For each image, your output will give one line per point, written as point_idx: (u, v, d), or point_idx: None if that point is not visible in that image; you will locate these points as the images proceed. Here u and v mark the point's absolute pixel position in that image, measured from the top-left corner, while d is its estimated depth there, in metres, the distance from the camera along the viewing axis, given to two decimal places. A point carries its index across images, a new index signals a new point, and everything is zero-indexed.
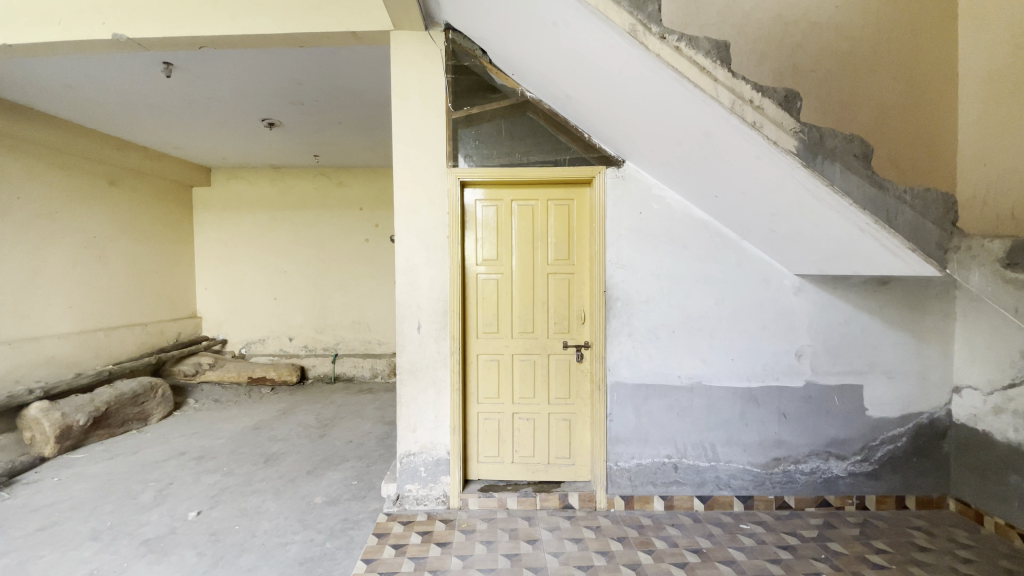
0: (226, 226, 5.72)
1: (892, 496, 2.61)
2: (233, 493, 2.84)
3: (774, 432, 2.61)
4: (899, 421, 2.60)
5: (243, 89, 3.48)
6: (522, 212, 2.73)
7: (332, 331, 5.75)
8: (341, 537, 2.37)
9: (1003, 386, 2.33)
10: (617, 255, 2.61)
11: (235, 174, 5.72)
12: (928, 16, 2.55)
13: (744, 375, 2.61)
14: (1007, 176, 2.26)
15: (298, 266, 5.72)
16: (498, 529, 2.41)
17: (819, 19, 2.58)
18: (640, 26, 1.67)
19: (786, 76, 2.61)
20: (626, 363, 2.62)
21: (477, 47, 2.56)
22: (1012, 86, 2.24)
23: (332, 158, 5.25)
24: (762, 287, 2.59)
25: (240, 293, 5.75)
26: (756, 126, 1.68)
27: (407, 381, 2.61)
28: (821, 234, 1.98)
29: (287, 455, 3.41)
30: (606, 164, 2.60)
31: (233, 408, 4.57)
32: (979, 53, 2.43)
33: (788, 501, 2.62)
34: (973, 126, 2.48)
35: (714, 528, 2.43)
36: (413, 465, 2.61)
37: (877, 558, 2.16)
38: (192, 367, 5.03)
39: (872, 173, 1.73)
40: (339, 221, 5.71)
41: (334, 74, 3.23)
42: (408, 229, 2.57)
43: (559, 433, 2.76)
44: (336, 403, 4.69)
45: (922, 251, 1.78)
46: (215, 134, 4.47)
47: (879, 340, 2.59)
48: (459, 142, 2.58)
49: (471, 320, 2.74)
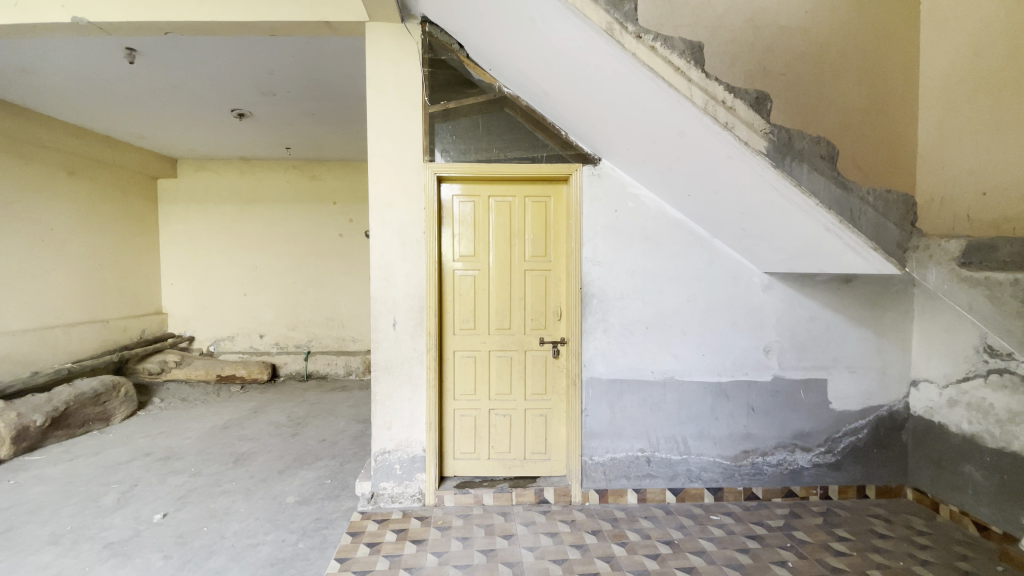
0: (194, 219, 5.54)
1: (854, 485, 2.72)
2: (201, 494, 2.76)
3: (743, 425, 2.69)
4: (860, 414, 2.71)
5: (211, 78, 3.37)
6: (499, 208, 2.72)
7: (304, 328, 5.64)
8: (313, 537, 2.33)
9: (958, 379, 2.45)
10: (593, 253, 2.63)
11: (203, 165, 5.53)
12: (891, 23, 2.64)
13: (715, 370, 2.67)
14: (963, 177, 2.38)
15: (269, 261, 5.58)
16: (473, 525, 2.41)
17: (789, 24, 2.64)
18: (617, 24, 1.69)
19: (757, 78, 2.66)
20: (601, 359, 2.66)
21: (455, 41, 2.54)
22: (970, 92, 2.35)
23: (305, 150, 5.13)
24: (732, 283, 2.65)
25: (208, 289, 5.58)
26: (728, 127, 1.72)
27: (381, 378, 2.57)
28: (790, 233, 2.03)
29: (257, 455, 3.33)
30: (583, 162, 2.62)
31: (201, 408, 4.43)
32: (939, 61, 2.54)
33: (756, 492, 2.70)
34: (931, 131, 2.60)
35: (685, 519, 2.49)
36: (388, 463, 2.58)
37: (839, 546, 2.24)
38: (156, 365, 4.89)
39: (837, 174, 1.79)
40: (312, 215, 5.59)
41: (308, 65, 3.16)
42: (384, 224, 2.53)
43: (535, 429, 2.78)
44: (309, 401, 4.59)
45: (883, 251, 1.82)
46: (181, 123, 4.30)
47: (843, 336, 2.68)
48: (435, 136, 2.55)
49: (447, 317, 2.72)
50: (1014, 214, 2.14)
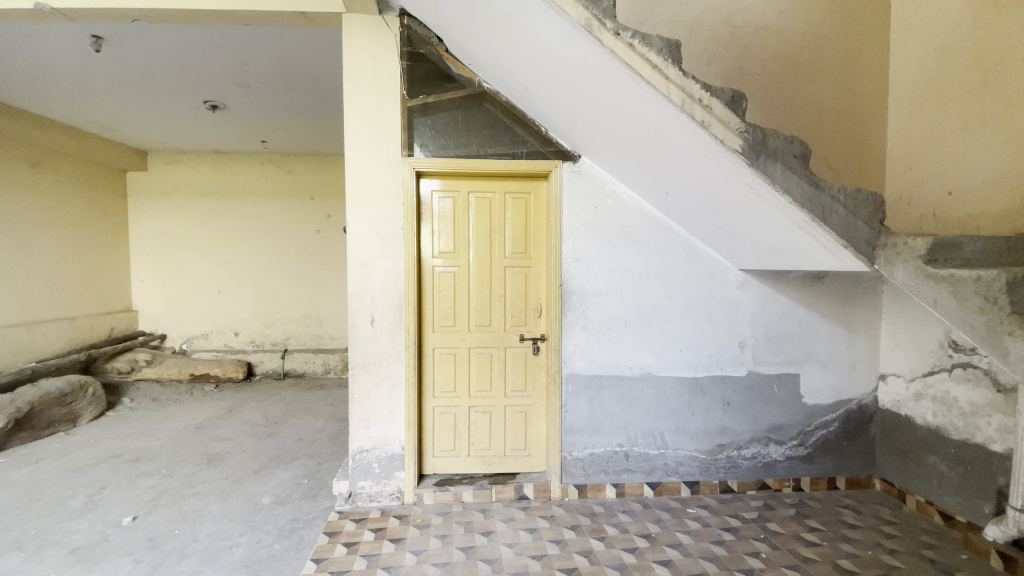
0: (165, 214, 5.38)
1: (825, 477, 2.79)
2: (173, 497, 2.69)
3: (719, 419, 2.73)
4: (832, 407, 2.78)
5: (182, 69, 3.26)
6: (479, 205, 2.71)
7: (280, 326, 5.53)
8: (289, 538, 2.29)
9: (923, 373, 2.53)
10: (572, 250, 2.64)
11: (174, 159, 5.38)
12: (863, 26, 2.71)
13: (692, 366, 2.71)
14: (930, 178, 2.46)
15: (244, 257, 5.46)
16: (453, 523, 2.40)
17: (765, 24, 2.67)
18: (595, 21, 1.68)
19: (734, 78, 2.69)
20: (581, 355, 2.67)
21: (434, 34, 2.51)
22: (937, 94, 2.42)
23: (281, 144, 5.03)
24: (709, 280, 2.69)
25: (180, 286, 5.43)
26: (704, 125, 1.74)
27: (359, 376, 2.54)
28: (764, 229, 2.06)
29: (231, 455, 3.26)
30: (562, 159, 2.62)
31: (173, 408, 4.32)
32: (908, 64, 2.61)
33: (731, 485, 2.75)
34: (900, 131, 2.67)
35: (663, 513, 2.52)
36: (366, 461, 2.56)
37: (810, 536, 2.30)
38: (126, 365, 4.73)
39: (809, 173, 1.81)
40: (288, 211, 5.48)
41: (283, 56, 3.09)
42: (361, 219, 2.49)
43: (514, 426, 2.78)
44: (286, 400, 4.51)
45: (853, 249, 1.83)
46: (151, 115, 4.17)
47: (815, 332, 2.75)
48: (414, 131, 2.52)
49: (427, 314, 2.70)
50: (978, 213, 2.21)
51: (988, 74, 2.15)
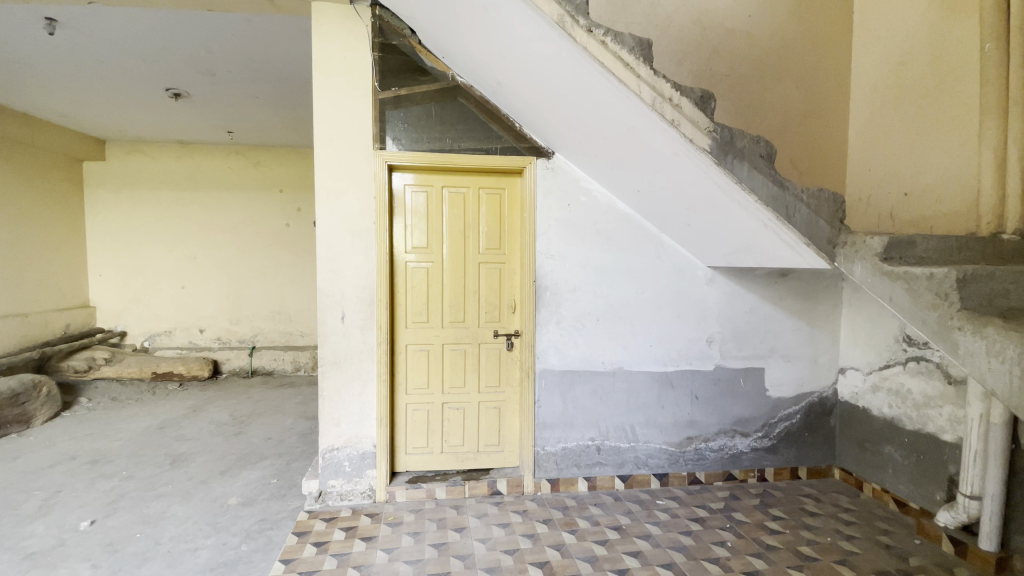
0: (124, 206, 5.16)
1: (788, 468, 2.89)
2: (133, 499, 2.59)
3: (687, 412, 2.79)
4: (794, 400, 2.88)
5: (142, 55, 3.13)
6: (452, 200, 2.69)
7: (247, 323, 5.38)
8: (257, 539, 2.24)
9: (880, 367, 2.64)
10: (546, 246, 2.65)
11: (134, 148, 5.15)
12: (827, 31, 2.79)
13: (662, 360, 2.76)
14: (888, 179, 2.57)
15: (209, 252, 5.28)
16: (425, 519, 2.39)
17: (735, 26, 2.72)
18: (568, 17, 1.69)
19: (705, 78, 2.73)
20: (554, 351, 2.69)
21: (407, 26, 2.47)
22: (896, 98, 2.52)
23: (248, 135, 4.88)
24: (679, 277, 2.74)
25: (141, 281, 5.22)
26: (674, 124, 1.76)
27: (329, 373, 2.49)
28: (731, 227, 2.11)
29: (196, 455, 3.16)
30: (536, 155, 2.62)
31: (134, 407, 4.16)
32: (869, 69, 2.71)
33: (699, 477, 2.82)
34: (860, 134, 2.78)
35: (633, 505, 2.57)
36: (336, 460, 2.52)
37: (773, 524, 2.38)
38: (84, 363, 4.53)
39: (774, 173, 1.84)
40: (256, 203, 5.32)
41: (250, 44, 3.00)
42: (331, 213, 2.44)
43: (488, 421, 2.78)
44: (254, 398, 4.40)
45: (815, 247, 1.87)
46: (108, 102, 3.97)
47: (779, 327, 2.83)
48: (386, 123, 2.47)
49: (399, 310, 2.66)
50: (932, 214, 2.31)
51: (942, 81, 2.25)
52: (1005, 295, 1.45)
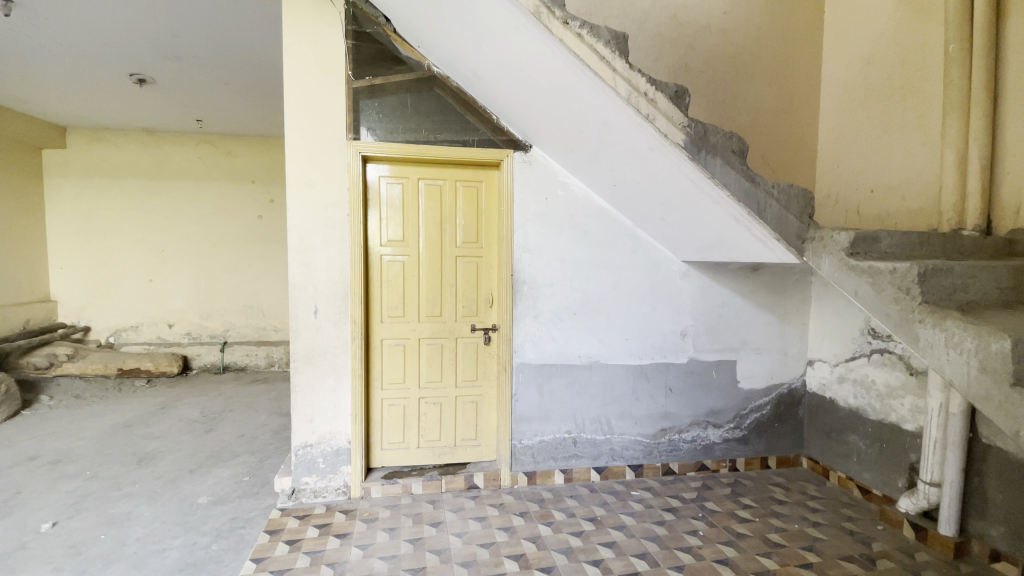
0: (88, 196, 4.96)
1: (758, 457, 2.96)
2: (98, 500, 2.51)
3: (661, 404, 2.83)
4: (765, 391, 2.95)
5: (104, 38, 3.00)
6: (429, 192, 2.66)
7: (219, 318, 5.25)
8: (228, 538, 2.20)
9: (846, 358, 2.72)
10: (523, 239, 2.64)
11: (97, 135, 4.95)
12: (798, 30, 2.84)
13: (638, 354, 2.79)
14: (856, 176, 2.63)
15: (178, 245, 5.12)
16: (401, 515, 2.38)
17: (710, 23, 2.74)
18: (544, 9, 1.68)
19: (681, 74, 2.74)
20: (531, 345, 2.69)
21: (381, 14, 2.42)
22: (864, 97, 2.58)
23: (218, 124, 4.73)
24: (654, 271, 2.77)
25: (106, 274, 5.04)
26: (649, 119, 1.77)
27: (301, 369, 2.45)
28: (704, 221, 2.13)
29: (164, 453, 3.08)
30: (513, 148, 2.61)
31: (99, 405, 4.03)
32: (839, 68, 2.77)
33: (673, 467, 2.87)
34: (830, 131, 2.84)
35: (608, 496, 2.60)
36: (310, 456, 2.48)
37: (744, 513, 2.44)
38: (45, 360, 4.36)
39: (746, 169, 1.87)
40: (227, 194, 5.18)
41: (217, 29, 2.90)
42: (303, 204, 2.38)
43: (465, 415, 2.77)
44: (225, 395, 4.30)
45: (785, 242, 1.89)
46: (68, 87, 3.80)
47: (751, 321, 2.89)
48: (360, 113, 2.42)
49: (374, 304, 2.62)
50: (897, 211, 2.38)
51: (908, 80, 2.31)
52: (963, 290, 1.50)
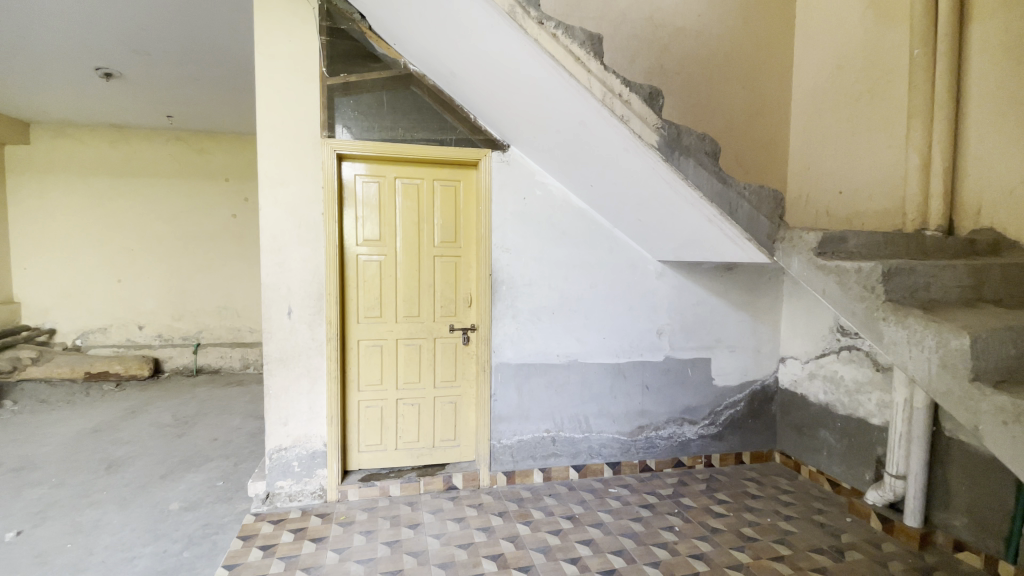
0: (53, 194, 4.79)
1: (733, 453, 3.01)
2: (64, 508, 2.43)
3: (638, 402, 2.86)
4: (739, 388, 3.00)
5: (67, 31, 2.90)
6: (406, 191, 2.63)
7: (192, 319, 5.13)
8: (200, 545, 2.15)
9: (817, 355, 2.78)
10: (501, 239, 2.63)
11: (62, 131, 4.78)
12: (770, 34, 2.90)
13: (616, 352, 2.81)
14: (826, 177, 2.69)
15: (149, 244, 4.99)
16: (378, 518, 2.36)
17: (684, 25, 2.77)
18: (519, 8, 1.67)
19: (656, 75, 2.76)
20: (510, 345, 2.69)
21: (356, 10, 2.39)
22: (834, 99, 2.64)
23: (190, 120, 4.61)
24: (631, 271, 2.79)
25: (73, 274, 4.88)
26: (624, 120, 1.77)
27: (275, 371, 2.41)
28: (679, 221, 2.16)
29: (135, 459, 3.00)
30: (491, 148, 2.60)
31: (66, 409, 3.90)
32: (809, 71, 2.82)
33: (650, 464, 2.91)
34: (800, 133, 2.90)
35: (586, 494, 2.62)
36: (284, 460, 2.44)
37: (719, 508, 2.48)
38: (8, 364, 4.28)
39: (718, 170, 1.89)
40: (200, 192, 5.05)
41: (187, 22, 2.83)
42: (277, 203, 2.34)
43: (443, 416, 2.76)
44: (198, 398, 4.21)
45: (756, 242, 1.92)
46: (31, 81, 3.67)
47: (725, 319, 2.94)
48: (335, 111, 2.39)
49: (350, 305, 2.59)
50: (864, 212, 2.44)
51: (876, 84, 2.37)
52: (926, 288, 1.54)
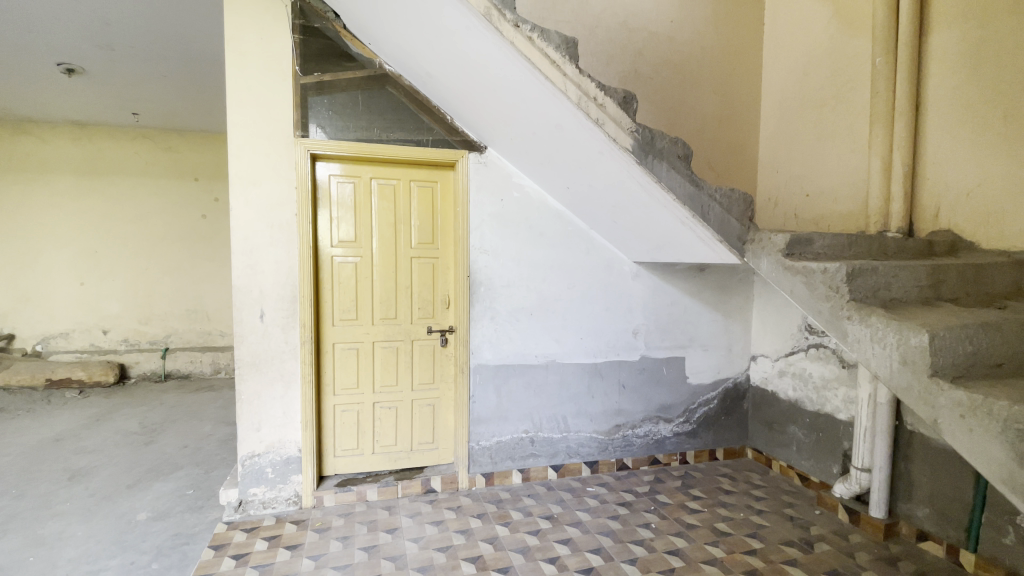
0: (10, 193, 4.58)
1: (707, 450, 3.08)
2: (23, 520, 2.33)
3: (615, 401, 2.90)
4: (712, 386, 3.07)
5: (24, 24, 2.78)
6: (382, 192, 2.61)
7: (160, 323, 4.98)
8: (170, 556, 2.09)
9: (786, 353, 2.86)
10: (480, 241, 2.64)
11: (20, 128, 4.57)
12: (740, 42, 2.97)
13: (593, 352, 2.84)
14: (793, 181, 2.78)
15: (114, 246, 4.82)
16: (355, 523, 2.33)
17: (657, 31, 2.82)
18: (495, 10, 1.69)
19: (631, 79, 2.80)
20: (488, 346, 2.69)
21: (330, 9, 2.36)
22: (800, 105, 2.72)
23: (157, 118, 4.48)
24: (607, 272, 2.82)
25: (32, 277, 4.67)
26: (599, 124, 1.79)
27: (247, 376, 2.35)
28: (653, 223, 2.19)
29: (100, 468, 2.89)
30: (468, 149, 2.60)
31: (25, 418, 3.74)
32: (776, 78, 2.91)
33: (627, 462, 2.94)
34: (768, 138, 2.98)
35: (565, 493, 2.64)
36: (257, 466, 2.39)
37: (694, 504, 2.53)
38: None
39: (691, 173, 1.93)
40: (168, 192, 4.91)
41: (153, 17, 2.74)
42: (249, 204, 2.29)
43: (421, 418, 2.75)
44: (167, 404, 4.10)
45: (727, 243, 1.96)
46: None
47: (699, 318, 3.00)
48: (309, 110, 2.35)
49: (325, 307, 2.55)
50: (830, 214, 2.53)
51: (839, 91, 2.46)
52: (886, 288, 1.60)
